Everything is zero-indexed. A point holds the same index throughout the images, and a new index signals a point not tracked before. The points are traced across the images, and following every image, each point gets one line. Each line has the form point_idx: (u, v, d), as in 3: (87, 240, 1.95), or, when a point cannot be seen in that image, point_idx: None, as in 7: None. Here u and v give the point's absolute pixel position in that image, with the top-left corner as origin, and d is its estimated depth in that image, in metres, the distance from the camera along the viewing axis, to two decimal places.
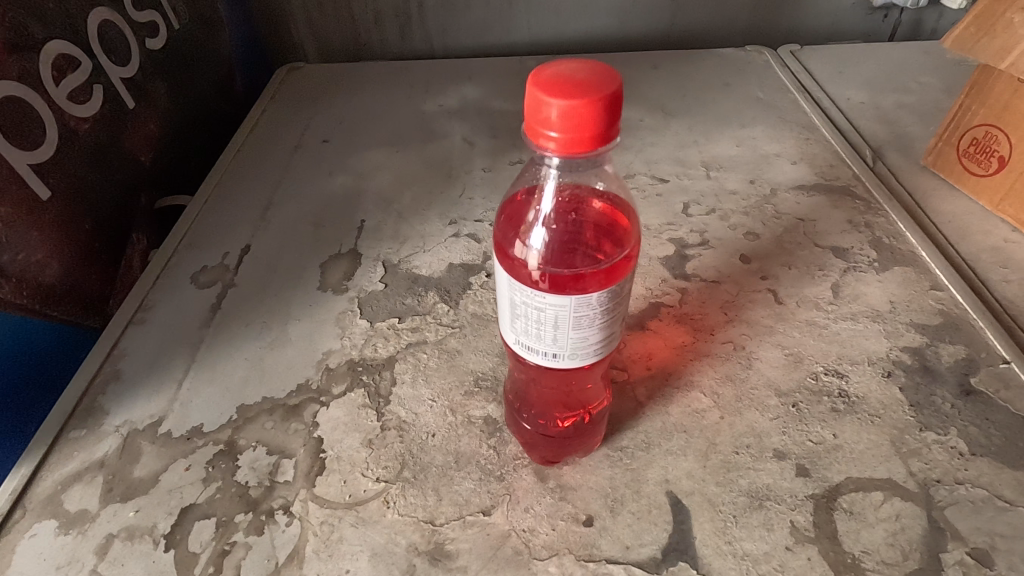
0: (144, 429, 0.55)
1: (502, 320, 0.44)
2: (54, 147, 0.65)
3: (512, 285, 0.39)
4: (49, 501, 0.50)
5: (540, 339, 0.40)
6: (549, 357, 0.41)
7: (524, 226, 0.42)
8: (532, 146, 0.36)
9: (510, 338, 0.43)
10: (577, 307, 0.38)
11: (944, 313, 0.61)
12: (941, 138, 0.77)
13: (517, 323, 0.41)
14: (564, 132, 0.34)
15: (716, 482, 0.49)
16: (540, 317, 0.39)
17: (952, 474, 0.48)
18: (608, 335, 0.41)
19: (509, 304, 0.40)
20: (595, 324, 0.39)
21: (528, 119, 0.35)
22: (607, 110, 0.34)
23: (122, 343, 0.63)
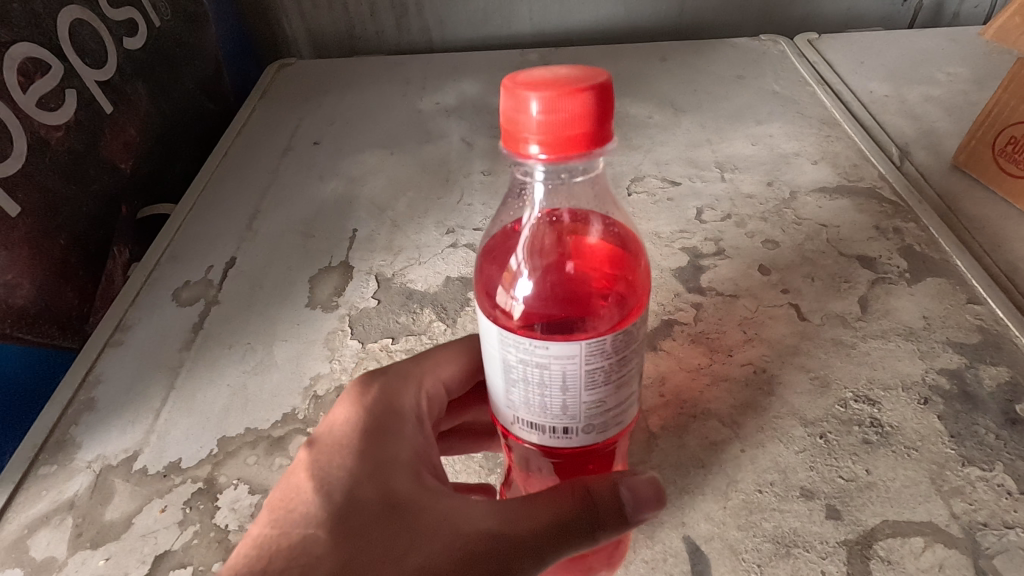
0: (117, 465, 0.51)
1: (495, 404, 0.40)
2: (22, 159, 0.61)
3: (506, 343, 0.35)
4: (12, 548, 0.47)
5: (547, 411, 0.36)
6: (561, 429, 0.37)
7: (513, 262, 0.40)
8: (512, 153, 0.31)
9: (508, 420, 0.39)
10: (589, 356, 0.34)
11: (983, 330, 0.56)
12: (975, 135, 0.71)
13: (517, 397, 0.37)
14: (549, 128, 0.29)
15: (737, 526, 0.45)
16: (547, 381, 0.35)
17: (1000, 517, 0.44)
18: (624, 396, 0.38)
19: (503, 366, 0.36)
20: (609, 381, 0.36)
21: (507, 121, 0.31)
22: (597, 105, 0.30)
23: (97, 368, 0.59)
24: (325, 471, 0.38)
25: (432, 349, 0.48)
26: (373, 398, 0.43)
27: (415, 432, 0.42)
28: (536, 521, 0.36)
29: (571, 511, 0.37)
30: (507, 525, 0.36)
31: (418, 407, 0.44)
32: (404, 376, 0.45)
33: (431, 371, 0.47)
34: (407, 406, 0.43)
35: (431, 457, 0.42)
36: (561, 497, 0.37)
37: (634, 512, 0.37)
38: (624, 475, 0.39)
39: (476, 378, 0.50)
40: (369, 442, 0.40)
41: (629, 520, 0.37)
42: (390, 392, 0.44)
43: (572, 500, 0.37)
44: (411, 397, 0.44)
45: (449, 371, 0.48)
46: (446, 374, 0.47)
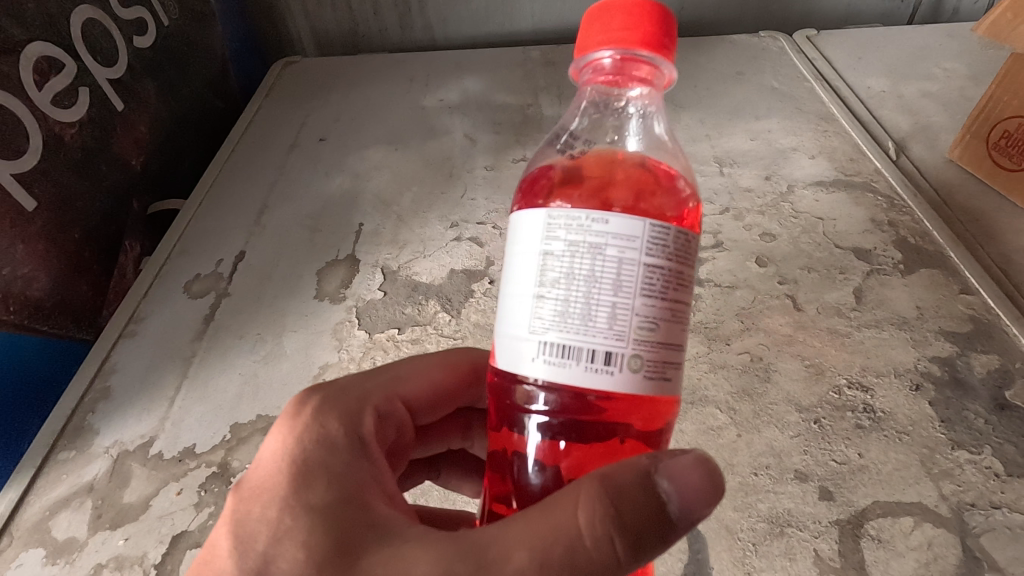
0: (134, 450, 0.53)
1: (509, 347, 0.33)
2: (38, 156, 0.62)
3: (555, 225, 0.32)
4: (36, 528, 0.49)
5: (588, 323, 0.31)
6: (603, 355, 0.30)
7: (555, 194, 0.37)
8: (586, 39, 0.36)
9: (530, 352, 0.32)
10: (654, 240, 0.31)
11: (974, 319, 0.57)
12: (970, 129, 0.72)
13: (551, 306, 0.31)
14: (623, 25, 0.35)
15: (733, 507, 0.46)
16: (596, 271, 0.31)
17: (987, 498, 0.45)
18: (676, 341, 0.33)
19: (547, 258, 0.32)
20: (666, 294, 0.32)
21: (584, 30, 0.37)
22: (663, 22, 0.35)
23: (112, 358, 0.61)
24: (249, 522, 0.31)
25: (389, 366, 0.44)
26: (303, 424, 0.35)
27: (357, 460, 0.34)
28: (525, 554, 0.28)
29: (576, 532, 0.29)
30: (483, 566, 0.28)
31: (363, 429, 0.37)
32: (358, 395, 0.39)
33: (385, 386, 0.42)
34: (343, 429, 0.36)
35: (389, 487, 0.35)
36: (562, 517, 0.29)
37: (679, 508, 0.30)
38: (659, 459, 0.31)
39: (442, 408, 0.46)
40: (304, 478, 0.33)
41: (673, 514, 0.30)
42: (325, 411, 0.36)
43: (578, 519, 0.29)
44: (354, 419, 0.37)
45: (414, 387, 0.44)
46: (409, 390, 0.43)
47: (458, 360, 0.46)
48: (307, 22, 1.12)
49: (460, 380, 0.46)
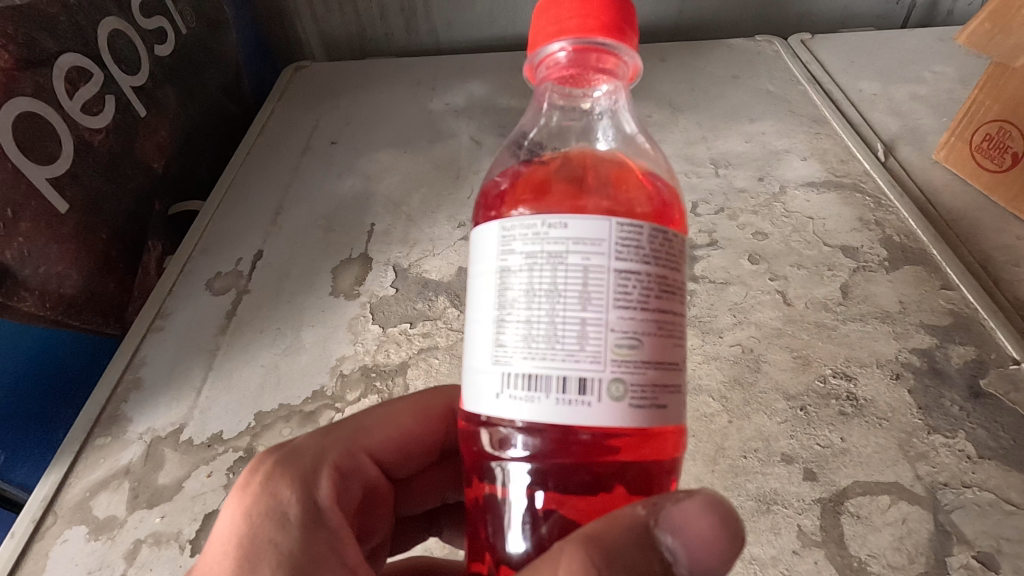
0: (166, 436, 0.57)
1: (477, 383, 0.33)
2: (69, 161, 0.66)
3: (517, 239, 0.32)
4: (79, 507, 0.53)
5: (555, 345, 0.30)
6: (576, 384, 0.30)
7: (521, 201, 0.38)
8: (541, 33, 0.37)
9: (498, 385, 0.32)
10: (620, 241, 0.31)
11: (954, 313, 0.60)
12: (953, 132, 0.76)
13: (516, 328, 0.32)
14: (573, 13, 0.36)
15: (723, 486, 0.50)
16: (559, 282, 0.31)
17: (959, 478, 0.49)
18: (658, 357, 0.32)
19: (510, 271, 0.32)
20: (642, 302, 0.31)
21: (537, 23, 0.38)
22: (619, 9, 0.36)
23: (142, 351, 0.65)
24: None
25: (355, 417, 0.45)
26: (255, 498, 0.37)
27: (307, 535, 0.36)
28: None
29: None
30: None
31: (318, 495, 0.39)
32: (316, 458, 0.41)
33: (345, 441, 0.43)
34: (295, 499, 0.37)
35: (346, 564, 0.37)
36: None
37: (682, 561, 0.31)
38: (659, 511, 0.31)
39: (416, 465, 0.48)
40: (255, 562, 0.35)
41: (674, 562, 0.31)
42: (275, 482, 0.38)
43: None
44: (309, 488, 0.39)
45: (380, 437, 0.45)
46: (374, 442, 0.45)
47: (429, 403, 0.48)
48: (316, 27, 1.15)
49: (432, 423, 0.48)
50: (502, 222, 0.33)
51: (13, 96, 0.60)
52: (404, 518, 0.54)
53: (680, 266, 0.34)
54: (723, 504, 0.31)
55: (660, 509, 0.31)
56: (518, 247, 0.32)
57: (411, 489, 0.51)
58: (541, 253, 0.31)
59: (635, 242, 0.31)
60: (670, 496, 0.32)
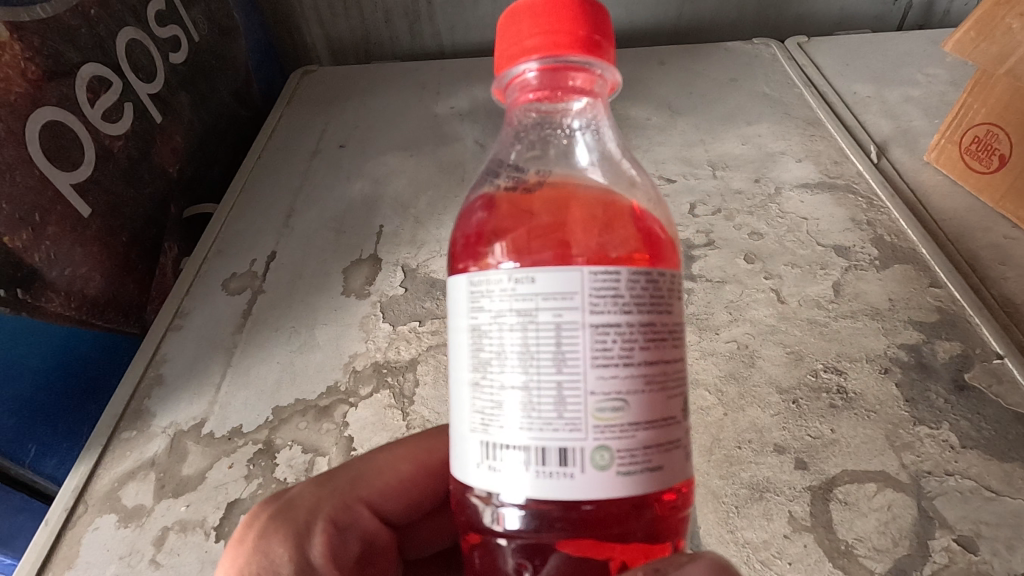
0: (188, 430, 0.60)
1: (460, 449, 0.34)
2: (92, 167, 0.69)
3: (488, 300, 0.33)
4: (108, 497, 0.56)
5: (531, 414, 0.31)
6: (556, 456, 0.30)
7: (498, 232, 0.37)
8: (511, 54, 0.38)
9: (480, 454, 0.33)
10: (591, 296, 0.31)
11: (941, 310, 0.63)
12: (944, 134, 0.78)
13: (493, 393, 0.32)
14: (537, 30, 0.36)
15: (718, 475, 0.53)
16: (531, 346, 0.31)
17: (942, 466, 0.51)
18: (642, 414, 0.31)
19: (485, 334, 0.33)
20: (622, 358, 0.31)
21: (502, 42, 0.38)
22: (584, 20, 0.36)
23: (162, 349, 0.68)
24: None
25: (352, 465, 0.46)
26: (249, 555, 0.39)
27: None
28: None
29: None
30: None
31: (311, 551, 0.41)
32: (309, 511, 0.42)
33: (340, 492, 0.44)
34: (287, 557, 0.40)
35: None
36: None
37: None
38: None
39: (420, 512, 0.48)
40: None
41: None
42: (269, 540, 0.40)
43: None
44: (302, 544, 0.41)
45: (379, 486, 0.46)
46: (373, 493, 0.45)
47: (427, 448, 0.47)
48: (323, 32, 1.18)
49: (434, 472, 0.47)
50: (473, 281, 0.34)
51: (41, 105, 0.63)
52: (412, 561, 0.53)
53: (664, 309, 0.33)
54: (729, 570, 0.33)
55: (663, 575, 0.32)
56: (488, 307, 0.33)
57: (417, 534, 0.51)
58: (511, 314, 0.32)
59: (609, 296, 0.31)
60: (673, 559, 0.33)
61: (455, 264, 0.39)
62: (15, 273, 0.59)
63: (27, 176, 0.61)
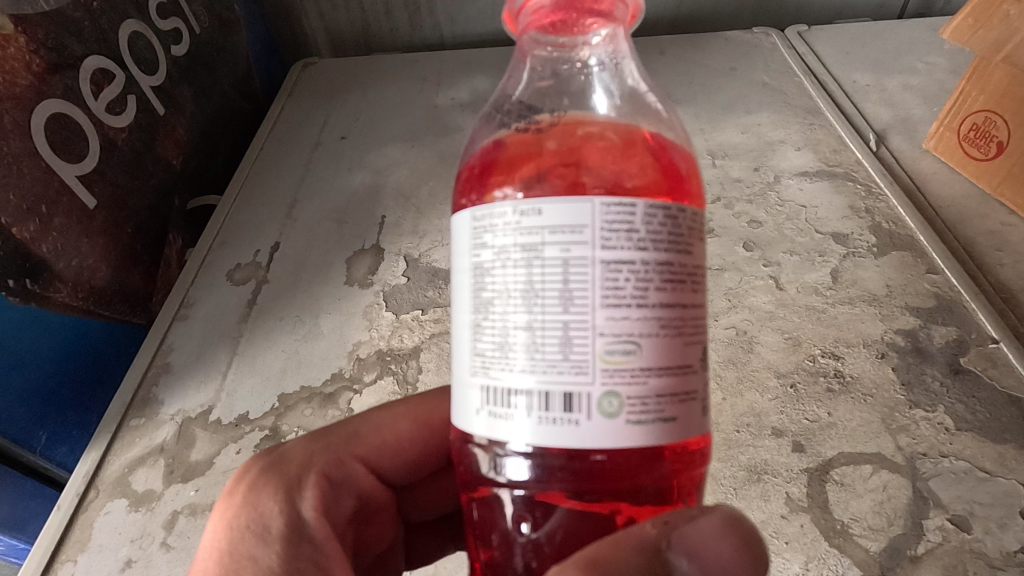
0: (196, 416, 0.61)
1: (463, 396, 0.35)
2: (96, 159, 0.69)
3: (494, 238, 0.33)
4: (119, 482, 0.57)
5: (536, 355, 0.31)
6: (560, 402, 0.31)
7: (506, 167, 0.38)
8: None
9: (480, 400, 0.33)
10: (602, 231, 0.31)
11: (938, 295, 0.64)
12: (943, 122, 0.78)
13: (497, 335, 0.33)
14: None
15: (717, 458, 0.54)
16: (537, 283, 0.32)
17: (937, 448, 0.52)
18: (651, 359, 0.31)
19: (489, 273, 0.33)
20: (633, 299, 0.31)
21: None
22: None
23: (169, 338, 0.69)
24: None
25: (349, 423, 0.47)
26: (240, 508, 0.40)
27: (286, 549, 0.38)
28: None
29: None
30: None
31: (300, 503, 0.40)
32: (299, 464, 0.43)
33: (335, 448, 0.45)
34: (277, 508, 0.40)
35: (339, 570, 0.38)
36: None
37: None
38: (675, 528, 0.32)
39: (417, 472, 0.49)
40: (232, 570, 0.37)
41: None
42: (258, 493, 0.40)
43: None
44: (290, 495, 0.41)
45: (374, 444, 0.46)
46: (369, 449, 0.46)
47: (423, 410, 0.47)
48: (322, 23, 1.19)
49: (428, 434, 0.48)
50: (479, 219, 0.34)
51: (46, 98, 0.63)
52: (414, 524, 0.55)
53: (680, 250, 0.33)
54: (744, 521, 0.33)
55: (671, 529, 0.31)
56: (494, 247, 0.33)
57: (419, 496, 0.53)
58: (518, 252, 0.32)
59: (621, 232, 0.31)
60: (686, 512, 0.33)
61: (465, 198, 0.39)
62: (23, 264, 0.60)
63: (34, 168, 0.61)
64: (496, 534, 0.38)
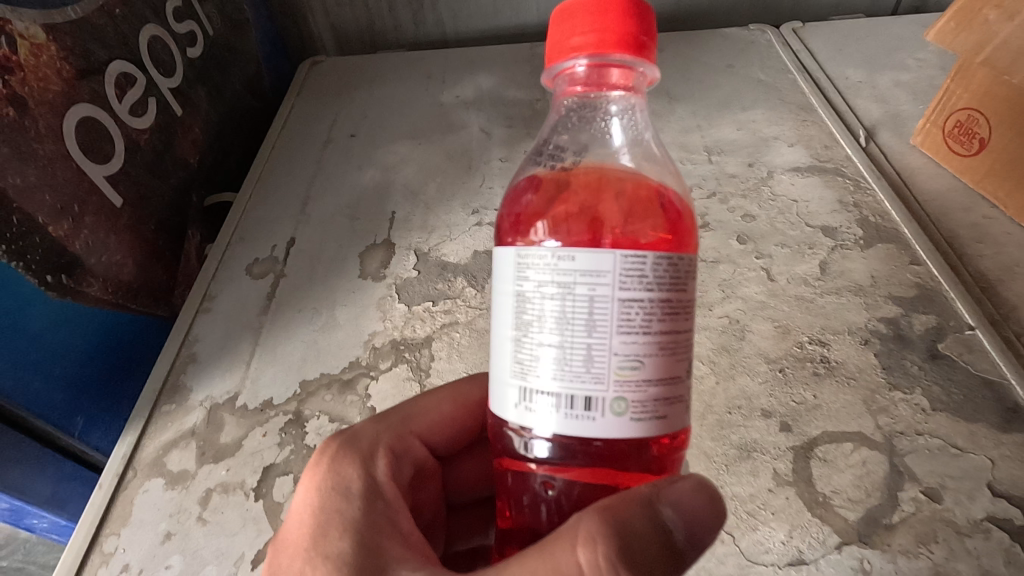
0: (224, 402, 0.65)
1: (500, 392, 0.39)
2: (121, 159, 0.73)
3: (530, 269, 0.37)
4: (155, 463, 0.61)
5: (564, 368, 0.35)
6: (582, 401, 0.35)
7: (540, 216, 0.41)
8: (566, 55, 0.40)
9: (514, 398, 0.37)
10: (622, 276, 0.34)
11: (920, 285, 0.67)
12: (929, 119, 0.82)
13: (531, 348, 0.37)
14: (589, 28, 0.39)
15: (710, 437, 0.58)
16: (568, 312, 0.35)
17: (914, 427, 0.56)
18: (658, 374, 0.36)
19: (524, 299, 0.37)
20: (645, 327, 0.35)
21: (556, 35, 0.41)
22: (630, 17, 0.39)
23: (193, 329, 0.73)
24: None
25: (403, 406, 0.52)
26: (325, 475, 0.43)
27: (367, 506, 0.41)
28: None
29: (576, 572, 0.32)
30: None
31: (375, 470, 0.44)
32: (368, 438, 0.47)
33: (396, 426, 0.49)
34: (358, 474, 0.43)
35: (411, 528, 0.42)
36: (561, 562, 0.33)
37: (684, 534, 0.35)
38: (660, 491, 0.36)
39: (457, 446, 0.54)
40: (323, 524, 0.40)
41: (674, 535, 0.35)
42: (340, 463, 0.44)
43: (578, 558, 0.33)
44: (367, 464, 0.44)
45: (428, 422, 0.51)
46: (426, 427, 0.51)
47: (465, 392, 0.53)
48: (328, 21, 1.21)
49: (469, 412, 0.53)
50: (519, 251, 0.38)
51: (75, 103, 0.67)
52: (457, 501, 0.60)
53: (683, 288, 0.37)
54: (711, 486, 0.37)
55: (659, 487, 0.36)
56: (534, 282, 0.36)
57: (460, 471, 0.58)
58: (550, 287, 0.36)
59: (639, 274, 0.35)
60: (667, 478, 0.37)
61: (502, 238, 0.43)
62: (58, 260, 0.63)
63: (66, 170, 0.65)
64: (515, 503, 0.43)
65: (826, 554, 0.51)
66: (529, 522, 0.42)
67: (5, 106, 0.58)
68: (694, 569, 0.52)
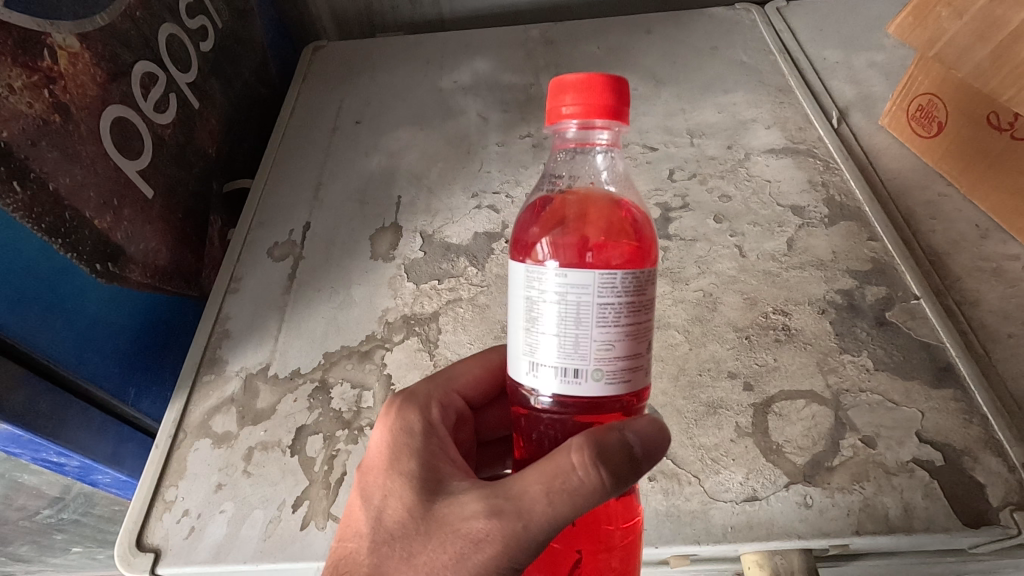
0: (257, 372, 0.74)
1: (513, 362, 0.47)
2: (149, 154, 0.80)
3: (533, 279, 0.45)
4: (202, 426, 0.71)
5: (562, 351, 0.44)
6: (572, 374, 0.44)
7: (541, 239, 0.49)
8: (558, 121, 0.48)
9: (522, 369, 0.46)
10: (602, 287, 0.43)
11: (875, 260, 0.75)
12: (896, 103, 0.88)
13: (534, 335, 0.45)
14: (578, 101, 0.46)
15: (683, 395, 0.67)
16: (565, 310, 0.43)
17: (858, 384, 0.65)
18: (629, 354, 0.44)
19: (529, 301, 0.45)
20: (620, 322, 0.43)
21: (550, 103, 0.48)
22: (611, 91, 0.46)
23: (224, 309, 0.81)
24: (370, 492, 0.48)
25: (445, 369, 0.61)
26: (393, 418, 0.53)
27: (428, 438, 0.51)
28: (540, 487, 0.42)
29: (571, 469, 0.42)
30: (509, 496, 0.42)
31: (432, 417, 0.54)
32: (425, 396, 0.56)
33: (442, 385, 0.59)
34: (418, 417, 0.53)
35: (462, 460, 0.51)
36: (559, 462, 0.42)
37: (642, 449, 0.44)
38: (627, 422, 0.45)
39: (484, 396, 0.63)
40: (397, 450, 0.50)
41: (642, 456, 0.44)
42: (405, 409, 0.54)
43: (572, 459, 0.42)
44: (427, 411, 0.54)
45: (465, 382, 0.61)
46: (463, 385, 0.60)
47: (490, 356, 0.63)
48: (328, 4, 1.25)
49: (495, 371, 0.63)
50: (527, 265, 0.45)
51: (108, 105, 0.73)
52: (484, 438, 0.70)
53: (648, 289, 0.45)
54: (664, 424, 0.46)
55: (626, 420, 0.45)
56: (537, 290, 0.44)
57: (487, 420, 0.68)
58: (549, 295, 0.44)
59: (614, 286, 0.43)
60: (633, 417, 0.46)
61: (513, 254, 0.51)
62: (105, 250, 0.71)
63: (106, 167, 0.72)
64: (525, 435, 0.54)
65: (776, 491, 0.60)
66: (537, 449, 0.53)
67: (53, 113, 0.65)
68: (666, 506, 0.61)
